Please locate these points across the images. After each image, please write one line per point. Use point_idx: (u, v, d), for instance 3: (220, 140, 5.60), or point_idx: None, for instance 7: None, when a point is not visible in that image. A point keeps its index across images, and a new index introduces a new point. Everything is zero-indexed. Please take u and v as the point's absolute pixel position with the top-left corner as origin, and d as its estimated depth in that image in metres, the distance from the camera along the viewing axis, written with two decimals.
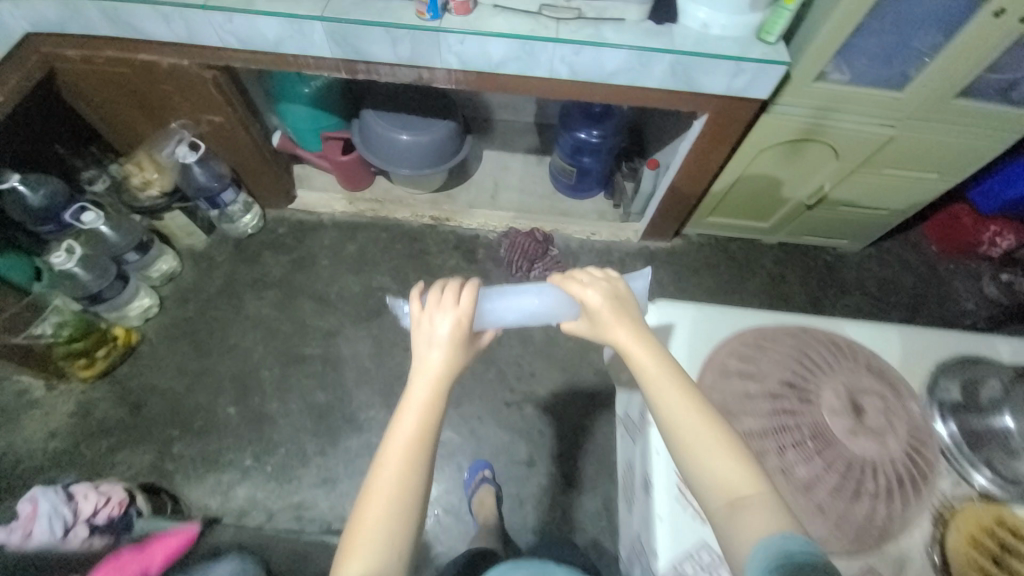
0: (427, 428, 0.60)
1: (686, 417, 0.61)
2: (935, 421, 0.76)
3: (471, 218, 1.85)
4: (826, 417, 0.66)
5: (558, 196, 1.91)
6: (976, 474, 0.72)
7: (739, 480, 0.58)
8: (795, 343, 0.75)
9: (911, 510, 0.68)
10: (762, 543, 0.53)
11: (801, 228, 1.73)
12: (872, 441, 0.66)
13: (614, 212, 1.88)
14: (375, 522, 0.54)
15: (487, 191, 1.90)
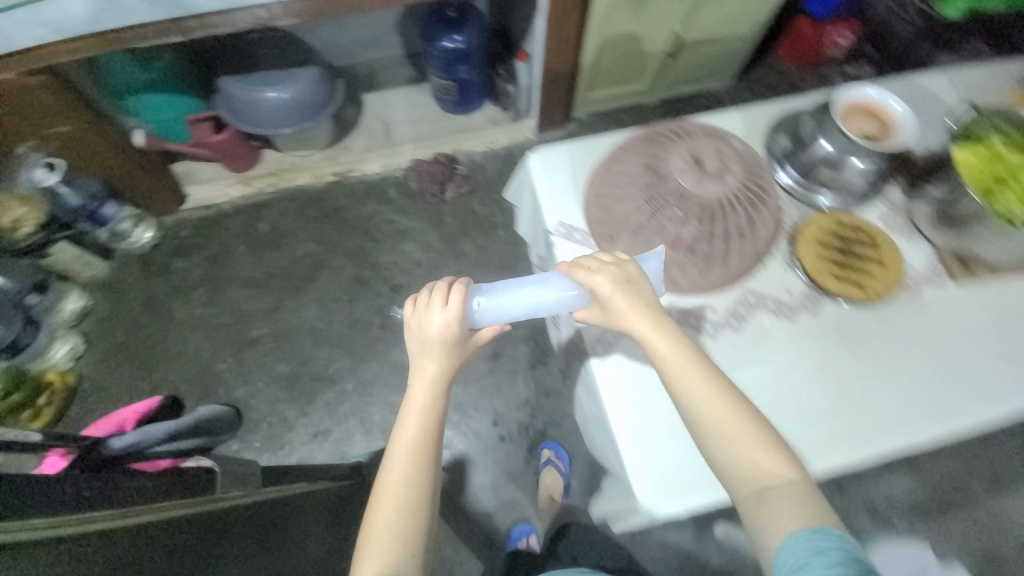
0: (428, 430, 0.67)
1: (707, 394, 0.62)
2: (777, 173, 0.85)
3: (373, 162, 1.77)
4: (675, 178, 0.73)
5: (448, 117, 1.83)
6: (818, 198, 0.84)
7: (770, 470, 0.59)
8: (646, 134, 0.80)
9: (761, 228, 0.77)
10: (791, 537, 0.54)
11: (672, 79, 1.80)
12: (715, 182, 0.72)
13: (507, 115, 1.84)
14: (386, 521, 0.62)
15: (378, 134, 1.80)
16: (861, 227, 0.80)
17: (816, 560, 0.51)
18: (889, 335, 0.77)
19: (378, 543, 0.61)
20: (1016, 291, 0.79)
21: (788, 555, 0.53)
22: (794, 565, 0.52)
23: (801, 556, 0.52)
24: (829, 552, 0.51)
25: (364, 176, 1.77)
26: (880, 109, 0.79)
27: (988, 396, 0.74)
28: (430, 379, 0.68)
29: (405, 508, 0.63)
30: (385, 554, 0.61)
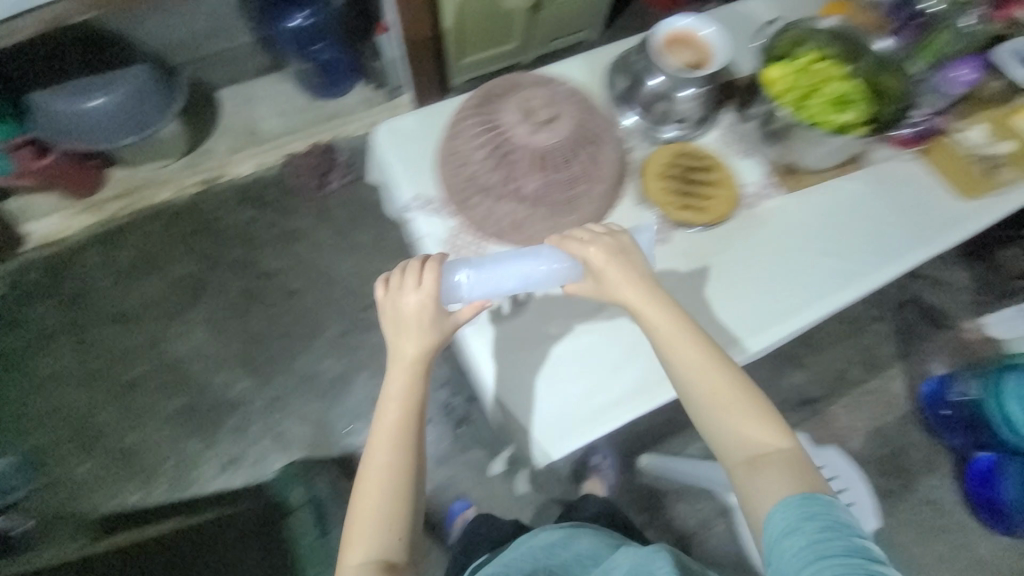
0: (408, 423, 0.66)
1: (700, 365, 0.66)
2: (625, 117, 0.87)
3: (242, 163, 1.62)
4: (512, 130, 0.73)
5: (316, 102, 1.70)
6: (663, 130, 0.87)
7: (760, 441, 0.65)
8: (482, 89, 0.79)
9: (604, 169, 0.79)
10: (783, 502, 0.59)
11: (542, 33, 1.78)
12: (551, 130, 0.73)
13: (382, 94, 1.73)
14: (372, 512, 0.63)
15: (242, 131, 1.64)
16: (699, 157, 0.85)
17: (807, 526, 0.56)
18: (733, 249, 0.82)
19: (364, 533, 0.63)
20: (837, 190, 0.86)
21: (777, 523, 0.58)
22: (782, 531, 0.57)
23: (792, 520, 0.57)
24: (820, 517, 0.56)
25: (234, 180, 1.63)
26: (696, 38, 0.81)
27: (824, 288, 0.81)
28: (410, 370, 0.67)
29: (388, 497, 0.64)
30: (374, 539, 0.62)
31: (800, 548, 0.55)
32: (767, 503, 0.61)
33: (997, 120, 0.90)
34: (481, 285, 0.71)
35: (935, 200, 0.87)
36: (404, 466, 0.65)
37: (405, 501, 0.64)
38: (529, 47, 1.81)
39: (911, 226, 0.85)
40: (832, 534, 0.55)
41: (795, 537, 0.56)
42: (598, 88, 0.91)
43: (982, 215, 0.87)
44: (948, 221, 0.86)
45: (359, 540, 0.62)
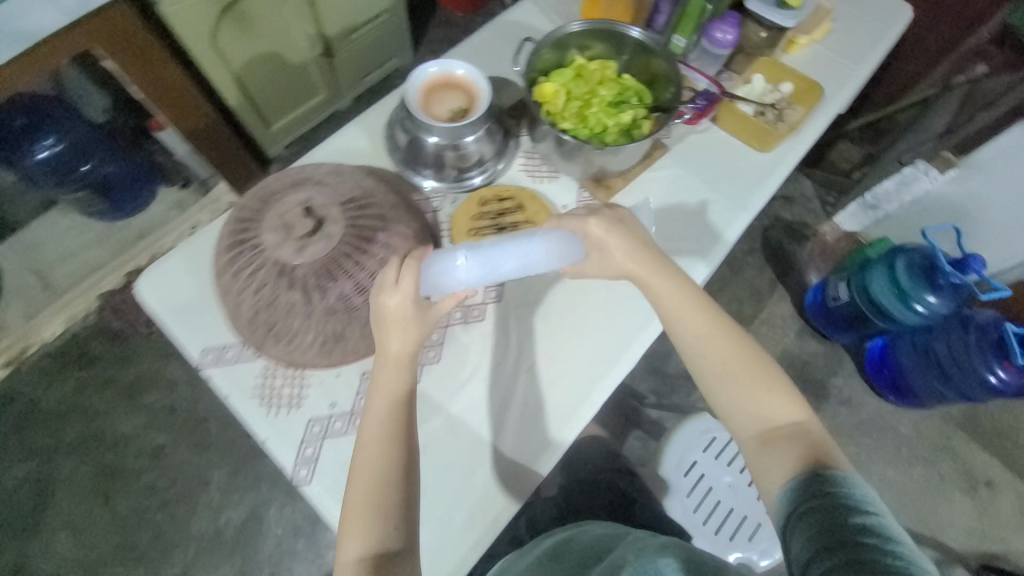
0: (397, 416, 0.60)
1: (714, 331, 0.66)
2: (421, 182, 0.81)
3: (49, 324, 1.38)
4: (275, 252, 0.63)
5: (116, 224, 1.47)
6: (466, 179, 0.81)
7: (773, 409, 0.62)
8: (236, 210, 0.68)
9: (403, 249, 0.69)
10: (795, 478, 0.54)
11: (349, 75, 1.64)
12: (320, 240, 0.64)
13: (192, 191, 1.52)
14: (362, 512, 0.55)
15: (36, 286, 1.40)
16: (504, 197, 0.80)
17: (817, 505, 0.50)
18: None
19: (358, 525, 0.55)
20: (646, 186, 0.86)
21: (790, 506, 0.52)
22: (796, 509, 0.51)
23: (805, 497, 0.51)
24: (830, 501, 0.49)
25: (49, 343, 1.39)
26: (453, 81, 0.75)
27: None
28: (395, 368, 0.62)
29: (379, 490, 0.56)
30: (367, 535, 0.55)
31: (806, 529, 0.48)
32: (782, 476, 0.56)
33: (769, 67, 0.92)
34: (481, 267, 0.59)
35: (736, 163, 0.89)
36: (398, 457, 0.58)
37: (398, 505, 0.56)
38: (340, 91, 1.66)
39: (722, 197, 0.86)
40: (847, 513, 0.48)
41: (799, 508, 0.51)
42: (382, 159, 0.83)
43: (781, 162, 0.89)
44: (753, 180, 0.88)
45: (350, 537, 0.55)
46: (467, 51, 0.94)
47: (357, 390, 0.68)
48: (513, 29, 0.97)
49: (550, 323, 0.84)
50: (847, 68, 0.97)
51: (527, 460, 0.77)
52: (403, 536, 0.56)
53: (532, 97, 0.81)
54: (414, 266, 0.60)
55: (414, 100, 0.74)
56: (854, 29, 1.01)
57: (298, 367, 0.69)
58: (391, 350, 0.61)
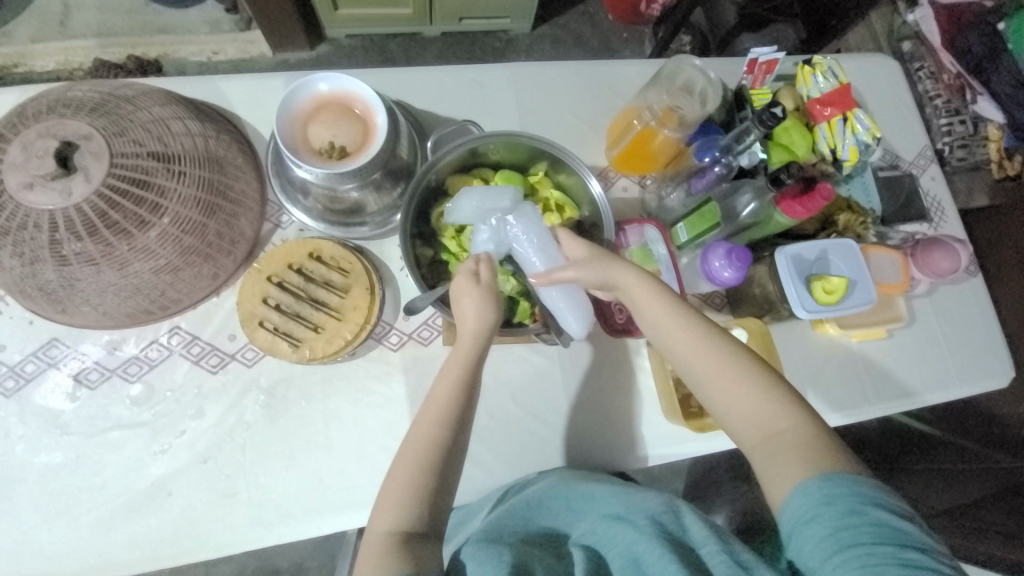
0: (455, 402, 0.50)
1: (679, 332, 0.51)
2: (289, 205, 0.66)
3: (38, 58, 1.25)
4: (4, 172, 0.50)
5: (152, 6, 1.29)
6: (335, 228, 0.66)
7: (770, 407, 0.47)
8: (35, 98, 0.56)
9: (160, 256, 0.56)
10: (801, 488, 0.42)
11: (446, 5, 1.32)
12: (56, 190, 0.50)
13: (234, 20, 1.31)
14: (395, 490, 0.46)
15: (51, 17, 1.25)
16: (343, 263, 0.63)
17: (826, 511, 0.40)
18: (324, 406, 0.61)
19: (394, 491, 0.46)
20: (510, 361, 0.67)
21: (795, 508, 0.42)
22: (803, 517, 0.41)
23: (810, 505, 0.41)
24: (840, 500, 0.41)
25: (33, 77, 1.27)
26: (364, 116, 0.59)
27: (470, 485, 0.64)
28: (466, 350, 0.52)
29: (415, 477, 0.46)
30: (402, 506, 0.46)
31: (820, 541, 0.40)
32: (792, 480, 0.43)
33: (763, 334, 0.66)
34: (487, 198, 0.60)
35: (630, 410, 0.68)
36: (447, 449, 0.48)
37: (435, 496, 0.47)
38: (429, 17, 1.35)
39: (578, 436, 0.66)
40: (857, 521, 0.39)
41: (817, 525, 0.40)
42: (267, 141, 0.69)
43: (684, 444, 0.68)
44: (631, 443, 0.67)
45: (382, 504, 0.46)
46: (464, 78, 0.73)
47: (31, 351, 0.59)
48: (535, 87, 0.74)
49: (580, 381, 0.68)
50: (863, 399, 0.72)
51: (505, 478, 0.64)
52: (434, 515, 0.47)
53: (452, 186, 0.64)
54: (465, 282, 0.54)
55: (285, 145, 0.57)
56: (911, 359, 0.75)
57: None
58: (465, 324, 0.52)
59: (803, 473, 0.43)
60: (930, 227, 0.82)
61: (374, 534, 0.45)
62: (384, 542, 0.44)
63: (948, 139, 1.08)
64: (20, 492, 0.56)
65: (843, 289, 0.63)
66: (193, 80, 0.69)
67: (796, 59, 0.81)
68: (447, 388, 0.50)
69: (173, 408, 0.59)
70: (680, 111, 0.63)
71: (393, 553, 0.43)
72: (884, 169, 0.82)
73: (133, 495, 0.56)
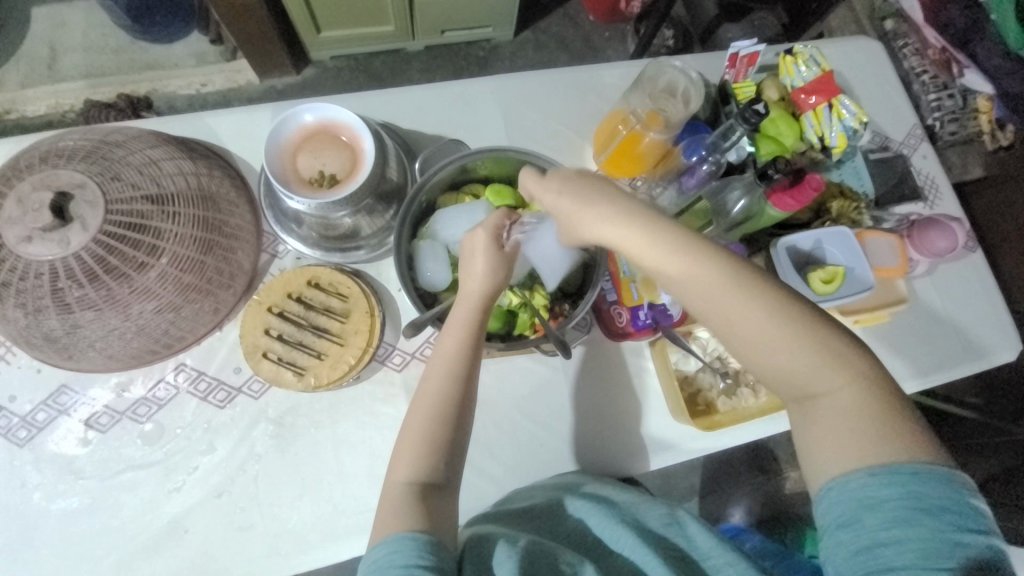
0: (461, 364, 0.51)
1: (712, 289, 0.45)
2: (285, 237, 0.66)
3: (29, 104, 1.25)
4: (1, 226, 0.51)
5: (137, 43, 1.29)
6: (334, 255, 0.66)
7: (814, 374, 0.44)
8: (28, 150, 0.57)
9: (161, 295, 0.56)
10: (841, 480, 0.41)
11: (427, 18, 1.32)
12: (53, 240, 0.51)
13: (220, 51, 1.32)
14: (413, 447, 0.49)
15: (39, 62, 1.25)
16: (341, 288, 0.64)
17: (871, 518, 0.39)
18: (334, 432, 0.62)
19: (415, 445, 0.49)
20: (515, 373, 0.67)
21: (836, 506, 0.41)
22: (840, 521, 0.40)
23: (851, 510, 0.40)
24: (889, 507, 0.39)
25: (25, 122, 1.28)
26: (352, 143, 0.60)
27: (483, 499, 0.64)
28: (466, 306, 0.52)
29: (435, 427, 0.49)
30: (418, 461, 0.48)
31: (857, 548, 0.39)
32: (845, 459, 0.41)
33: None
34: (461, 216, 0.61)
35: (637, 411, 0.68)
36: (451, 430, 0.49)
37: (450, 451, 0.49)
38: (411, 31, 1.36)
39: (588, 442, 0.67)
40: (903, 534, 0.38)
41: (859, 530, 0.39)
42: (258, 173, 0.70)
43: (696, 443, 0.67)
44: (641, 444, 0.67)
45: (401, 456, 0.49)
46: (448, 96, 0.74)
47: (42, 399, 0.60)
48: (519, 98, 0.75)
49: (586, 386, 0.68)
50: None
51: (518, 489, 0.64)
52: (448, 468, 0.49)
53: (444, 204, 0.64)
54: (482, 240, 0.54)
55: (275, 177, 0.58)
56: (916, 338, 0.74)
57: (6, 341, 0.59)
58: (468, 285, 0.53)
59: (858, 454, 0.41)
60: (925, 206, 0.81)
61: (393, 486, 0.48)
62: (399, 494, 0.47)
63: (938, 115, 1.10)
64: (41, 540, 0.56)
65: (841, 277, 0.64)
66: (183, 118, 0.70)
67: (777, 48, 0.81)
68: (449, 348, 0.51)
69: (184, 445, 0.60)
70: (664, 113, 0.63)
71: (407, 506, 0.46)
72: (874, 151, 0.82)
73: (151, 535, 0.57)
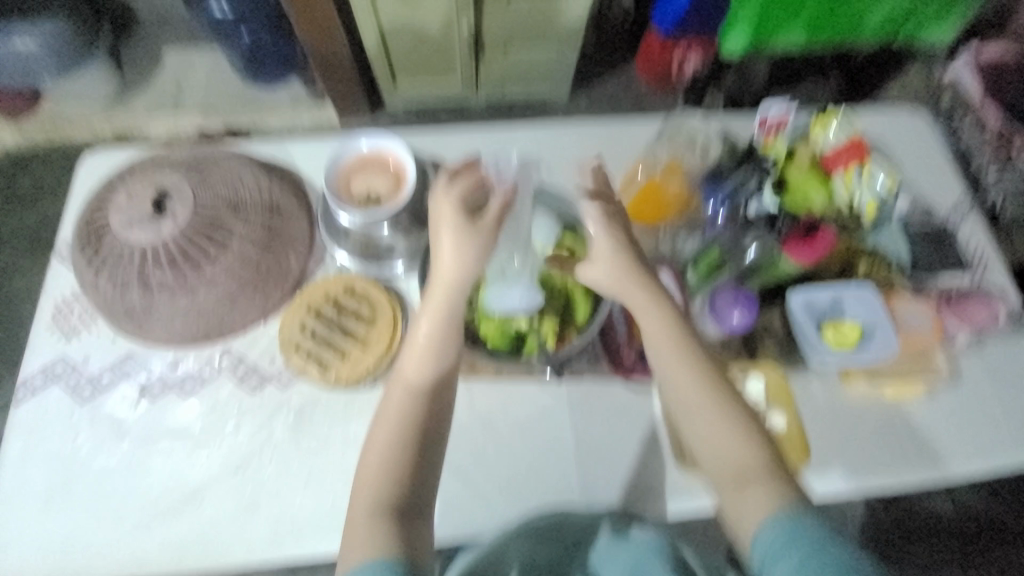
0: (426, 383, 0.53)
1: (682, 379, 0.53)
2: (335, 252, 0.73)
3: (155, 128, 1.49)
4: (113, 215, 0.64)
5: (247, 85, 1.52)
6: (379, 268, 0.72)
7: (741, 450, 0.51)
8: (143, 158, 0.70)
9: (222, 286, 0.66)
10: (770, 531, 0.47)
11: (491, 75, 1.47)
12: (147, 229, 0.63)
13: (311, 95, 1.52)
14: (374, 477, 0.50)
15: (167, 94, 1.50)
16: (371, 295, 0.70)
17: (795, 547, 0.45)
18: (344, 431, 0.66)
19: (375, 474, 0.51)
20: (520, 397, 0.70)
21: (766, 546, 0.46)
22: (773, 550, 0.46)
23: (780, 542, 0.46)
24: (810, 539, 0.45)
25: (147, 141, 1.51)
26: (398, 170, 0.68)
27: (474, 520, 0.64)
28: (442, 298, 0.53)
29: (395, 459, 0.51)
30: (382, 490, 0.50)
31: (788, 575, 0.44)
32: (760, 514, 0.48)
33: (781, 383, 0.66)
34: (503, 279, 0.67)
35: (640, 453, 0.67)
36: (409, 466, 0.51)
37: (416, 471, 0.51)
38: (476, 85, 1.50)
39: (585, 477, 0.66)
40: (822, 556, 0.44)
41: (786, 558, 0.45)
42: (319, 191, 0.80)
43: (698, 496, 0.65)
44: (641, 488, 0.66)
45: (364, 484, 0.50)
46: (494, 139, 0.82)
47: (109, 364, 0.69)
48: (556, 146, 0.82)
49: (590, 421, 0.68)
50: (900, 462, 0.66)
51: (511, 515, 0.65)
52: (412, 492, 0.51)
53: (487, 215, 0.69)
54: (459, 222, 0.53)
55: (329, 194, 0.67)
56: (957, 421, 0.69)
57: (92, 310, 0.70)
58: (443, 270, 0.52)
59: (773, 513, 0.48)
60: (973, 280, 0.77)
61: (355, 513, 0.49)
62: (365, 515, 0.49)
63: (998, 193, 1.06)
64: (80, 488, 0.63)
65: (854, 338, 0.66)
66: (268, 142, 0.82)
67: (812, 115, 0.83)
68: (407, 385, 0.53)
69: (214, 421, 0.66)
70: (682, 162, 0.71)
71: (380, 531, 0.48)
72: (916, 220, 0.79)
73: (171, 500, 0.63)
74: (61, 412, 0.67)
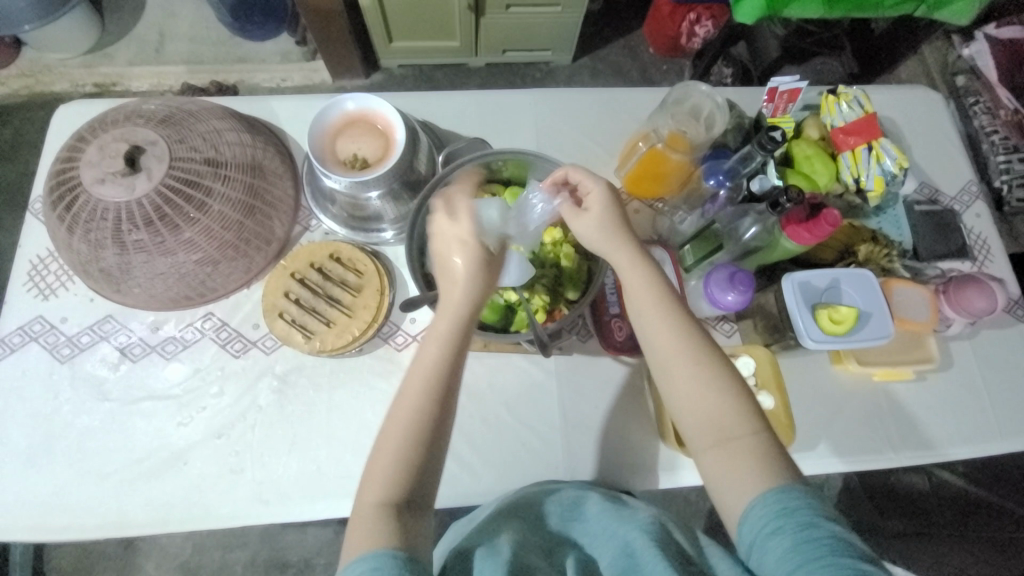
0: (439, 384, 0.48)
1: (668, 338, 0.50)
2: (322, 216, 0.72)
3: (138, 81, 1.42)
4: (82, 170, 0.60)
5: (234, 38, 1.45)
6: (366, 234, 0.71)
7: (730, 415, 0.48)
8: (111, 111, 0.65)
9: (203, 249, 0.63)
10: (758, 500, 0.44)
11: (491, 37, 1.41)
12: (120, 185, 0.59)
13: (302, 51, 1.45)
14: (382, 473, 0.46)
15: (150, 46, 1.43)
16: (358, 262, 0.68)
17: (787, 523, 0.42)
18: (329, 398, 0.65)
19: (382, 467, 0.47)
20: (507, 369, 0.69)
21: (751, 524, 0.43)
22: (766, 527, 0.42)
23: (771, 517, 0.42)
24: (800, 512, 0.42)
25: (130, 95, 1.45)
26: (387, 133, 0.65)
27: (458, 489, 0.65)
28: (452, 313, 0.50)
29: (401, 453, 0.46)
30: (389, 483, 0.46)
31: (782, 552, 0.41)
32: (750, 486, 0.45)
33: (771, 364, 0.66)
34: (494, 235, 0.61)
35: (626, 429, 0.67)
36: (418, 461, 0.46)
37: (423, 468, 0.47)
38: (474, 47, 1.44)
39: (570, 450, 0.66)
40: (814, 532, 0.41)
41: (779, 537, 0.41)
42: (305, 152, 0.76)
43: (681, 470, 0.66)
44: (625, 462, 0.66)
45: (371, 480, 0.47)
46: (489, 104, 0.78)
47: (88, 324, 0.67)
48: (554, 113, 0.78)
49: (577, 395, 0.68)
50: (884, 444, 0.67)
51: (495, 484, 0.65)
52: (420, 485, 0.47)
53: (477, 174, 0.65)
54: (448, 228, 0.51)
55: (314, 156, 0.64)
56: (944, 405, 0.69)
57: (69, 269, 0.68)
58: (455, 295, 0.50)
59: (761, 485, 0.45)
60: (971, 265, 0.76)
61: (364, 508, 0.45)
62: (375, 514, 0.45)
63: (1005, 178, 1.04)
64: (62, 447, 0.63)
65: (853, 319, 0.62)
66: (251, 99, 0.79)
67: (820, 89, 0.80)
68: (417, 385, 0.48)
69: (197, 385, 0.65)
70: (688, 134, 0.64)
71: (384, 524, 0.44)
72: (920, 203, 0.78)
73: (154, 461, 0.62)
74: (40, 371, 0.66)
